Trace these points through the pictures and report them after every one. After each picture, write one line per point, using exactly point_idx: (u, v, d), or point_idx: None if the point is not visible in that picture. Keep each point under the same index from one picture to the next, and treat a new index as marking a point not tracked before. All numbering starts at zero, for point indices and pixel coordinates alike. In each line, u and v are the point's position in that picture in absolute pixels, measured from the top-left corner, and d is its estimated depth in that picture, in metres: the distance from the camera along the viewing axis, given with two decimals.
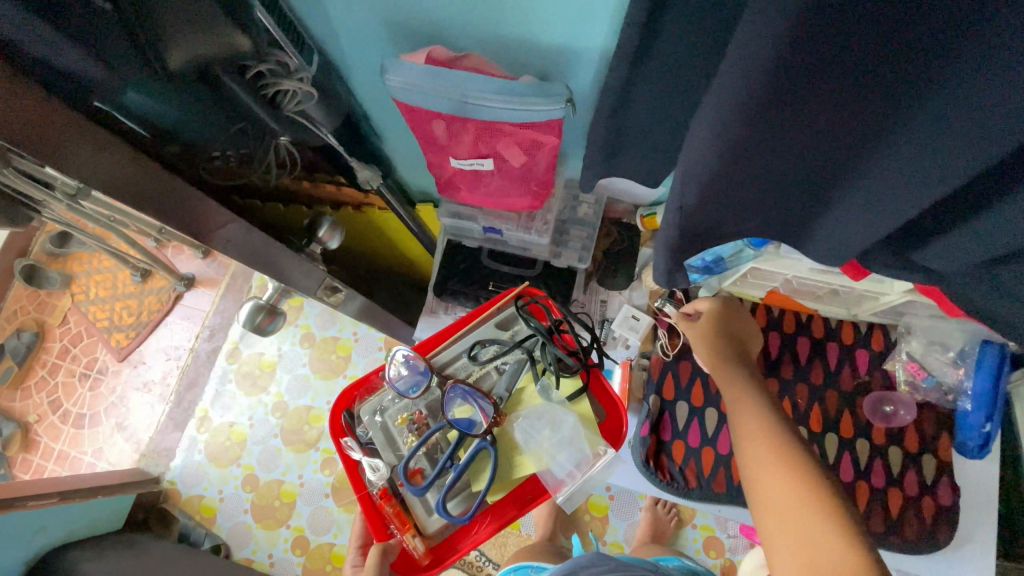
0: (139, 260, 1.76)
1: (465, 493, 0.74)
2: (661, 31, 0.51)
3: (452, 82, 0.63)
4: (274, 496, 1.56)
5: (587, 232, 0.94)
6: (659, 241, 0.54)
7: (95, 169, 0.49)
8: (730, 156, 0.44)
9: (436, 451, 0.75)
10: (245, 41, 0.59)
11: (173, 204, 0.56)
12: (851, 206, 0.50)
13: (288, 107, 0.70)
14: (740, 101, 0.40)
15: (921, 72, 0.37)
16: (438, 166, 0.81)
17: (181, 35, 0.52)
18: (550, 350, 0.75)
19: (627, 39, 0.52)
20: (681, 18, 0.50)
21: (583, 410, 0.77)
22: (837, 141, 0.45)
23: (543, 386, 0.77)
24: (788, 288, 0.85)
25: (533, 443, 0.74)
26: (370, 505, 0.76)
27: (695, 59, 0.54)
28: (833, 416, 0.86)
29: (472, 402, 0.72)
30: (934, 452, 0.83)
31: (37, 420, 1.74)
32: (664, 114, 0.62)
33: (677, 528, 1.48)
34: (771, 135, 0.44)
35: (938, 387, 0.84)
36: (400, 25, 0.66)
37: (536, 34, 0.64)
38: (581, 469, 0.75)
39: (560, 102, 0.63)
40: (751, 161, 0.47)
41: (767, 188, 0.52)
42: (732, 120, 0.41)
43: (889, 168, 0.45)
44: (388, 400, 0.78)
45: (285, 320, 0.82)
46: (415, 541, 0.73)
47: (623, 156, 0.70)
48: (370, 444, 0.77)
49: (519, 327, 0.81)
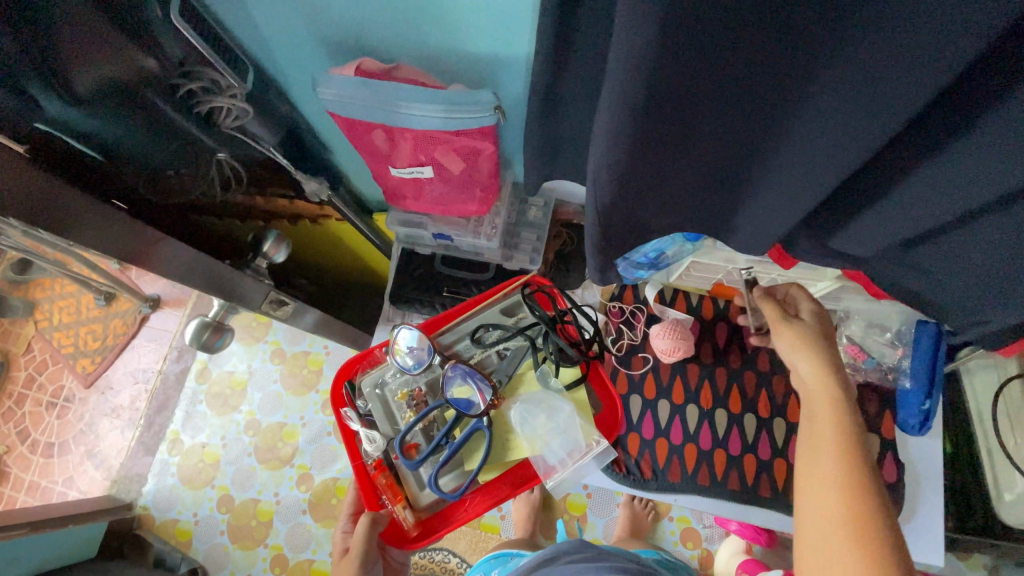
0: (102, 283, 1.73)
1: (459, 470, 0.76)
2: (575, 37, 0.53)
3: (383, 91, 0.64)
4: (251, 515, 1.54)
5: (537, 234, 0.95)
6: (586, 240, 0.56)
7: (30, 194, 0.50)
8: (634, 155, 0.46)
9: (432, 428, 0.77)
10: (155, 62, 0.60)
11: (105, 225, 0.57)
12: (766, 196, 0.53)
13: (224, 123, 0.71)
14: (630, 104, 0.41)
15: (804, 67, 0.40)
16: (382, 175, 0.82)
17: (88, 56, 0.53)
18: (552, 340, 0.77)
19: (544, 44, 0.54)
20: (592, 25, 0.52)
21: (578, 399, 0.81)
22: (737, 132, 0.47)
23: (542, 372, 0.80)
24: (732, 280, 0.88)
25: (528, 428, 0.77)
26: (365, 476, 0.79)
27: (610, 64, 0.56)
28: (780, 401, 0.87)
29: (471, 383, 0.73)
30: (879, 430, 0.87)
31: (4, 452, 1.70)
32: (591, 116, 0.64)
33: (655, 521, 1.50)
34: (670, 131, 0.46)
35: (879, 367, 0.88)
36: (330, 39, 0.68)
37: (465, 45, 0.65)
38: (573, 457, 0.80)
39: (489, 109, 0.65)
40: (657, 157, 0.48)
41: (685, 185, 0.54)
42: (626, 123, 0.42)
43: (793, 161, 0.47)
44: (388, 375, 0.80)
45: (232, 336, 0.82)
46: (405, 512, 0.76)
47: (560, 158, 0.72)
48: (369, 416, 0.79)
49: (524, 313, 0.82)
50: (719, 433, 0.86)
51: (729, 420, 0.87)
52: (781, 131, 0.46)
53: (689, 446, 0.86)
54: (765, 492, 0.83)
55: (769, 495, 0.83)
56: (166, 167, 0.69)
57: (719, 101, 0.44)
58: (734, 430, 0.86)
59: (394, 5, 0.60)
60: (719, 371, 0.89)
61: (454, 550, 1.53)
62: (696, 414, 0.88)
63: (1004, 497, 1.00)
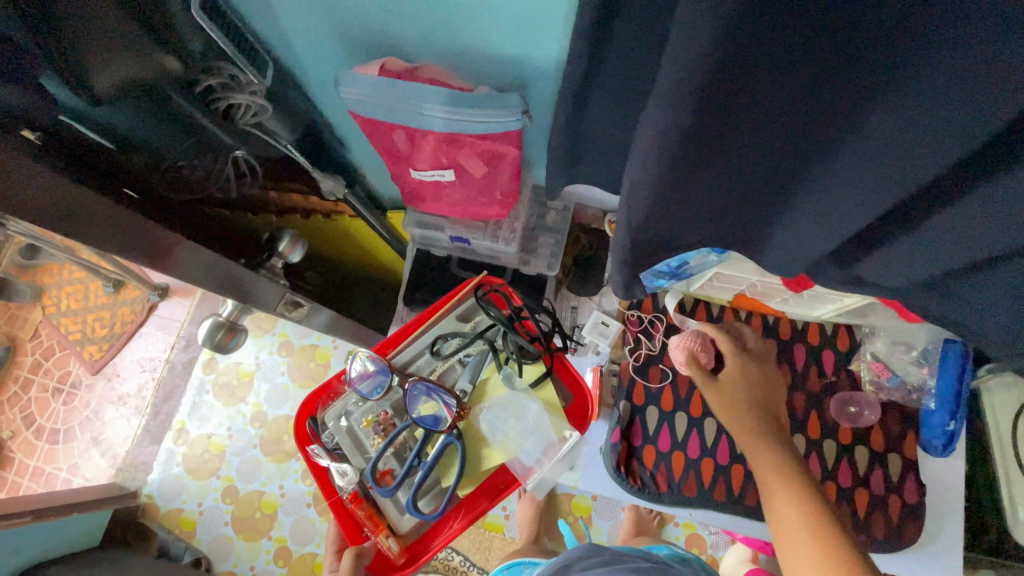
0: (110, 270, 1.72)
1: (435, 490, 0.77)
2: (611, 40, 0.51)
3: (406, 92, 0.62)
4: (255, 507, 1.54)
5: (555, 239, 0.93)
6: (615, 254, 0.54)
7: (49, 197, 0.49)
8: (677, 170, 0.44)
9: (404, 450, 0.77)
10: (175, 60, 0.58)
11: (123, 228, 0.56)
12: (807, 213, 0.50)
13: (243, 120, 0.69)
14: (678, 116, 0.38)
15: (862, 87, 0.37)
16: (401, 177, 0.80)
17: (107, 52, 0.51)
18: (511, 340, 0.77)
19: (578, 46, 0.51)
20: (630, 27, 0.50)
21: (548, 396, 0.80)
22: (785, 151, 0.44)
23: (506, 375, 0.80)
24: (754, 292, 0.86)
25: (499, 434, 0.78)
26: (343, 510, 0.78)
27: (646, 67, 0.53)
28: (800, 416, 0.86)
29: (436, 399, 0.75)
30: (900, 451, 0.84)
31: (10, 437, 1.71)
32: (622, 121, 0.61)
33: (661, 525, 1.50)
34: (720, 147, 0.44)
35: (903, 386, 0.85)
36: (352, 34, 0.65)
37: (492, 46, 0.63)
38: (547, 455, 0.80)
39: (515, 114, 0.63)
40: (701, 173, 0.46)
41: (723, 201, 0.51)
42: (674, 135, 0.39)
43: (830, 187, 0.45)
44: (351, 404, 0.79)
45: (246, 336, 0.81)
46: (389, 541, 0.76)
47: (586, 163, 0.70)
48: (337, 450, 0.78)
49: (480, 318, 0.83)
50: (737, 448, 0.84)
51: None
52: (828, 155, 0.43)
53: (706, 460, 0.84)
54: None
55: None
56: (178, 159, 0.66)
57: (770, 116, 0.41)
58: None
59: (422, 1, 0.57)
60: None
61: (458, 548, 1.52)
62: (714, 428, 0.86)
63: (1021, 521, 0.98)
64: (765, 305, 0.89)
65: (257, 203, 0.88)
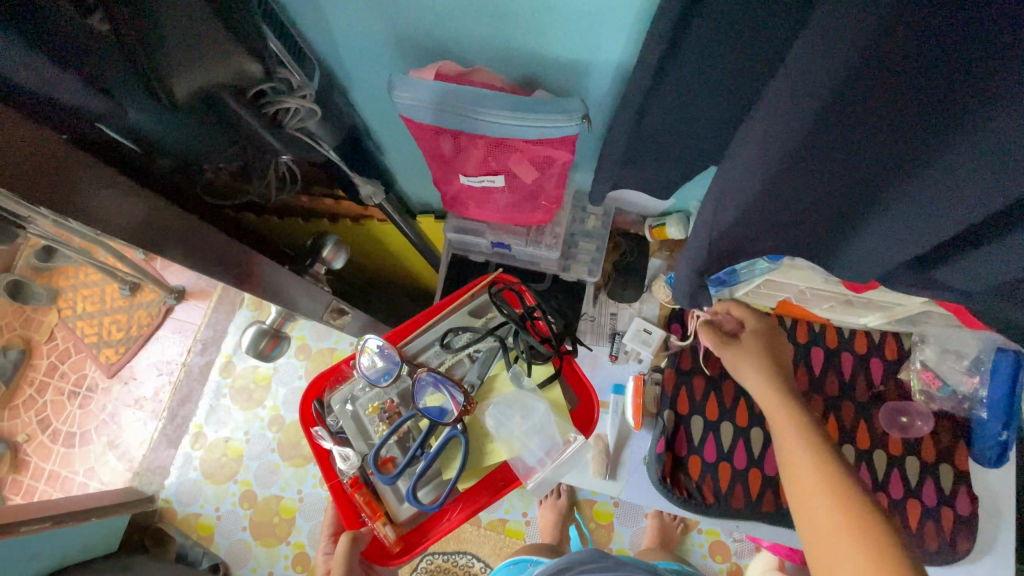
0: (127, 273, 1.71)
1: (436, 481, 0.76)
2: (683, 43, 0.49)
3: (463, 97, 0.61)
4: (273, 512, 1.52)
5: (596, 244, 0.92)
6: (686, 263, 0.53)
7: (121, 214, 0.48)
8: (791, 155, 0.43)
9: (407, 440, 0.77)
10: (258, 67, 0.56)
11: (206, 246, 0.57)
12: (882, 228, 0.49)
13: (289, 124, 0.67)
14: (821, 88, 0.38)
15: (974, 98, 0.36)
16: (445, 182, 0.78)
17: (186, 56, 0.50)
18: (523, 338, 0.76)
19: (650, 49, 0.50)
20: (705, 31, 0.48)
21: (554, 397, 0.79)
22: (881, 154, 0.43)
23: (515, 372, 0.79)
24: (800, 299, 0.84)
25: (503, 431, 0.76)
26: (342, 495, 0.78)
27: (721, 69, 0.51)
28: (849, 428, 0.85)
29: (443, 391, 0.73)
30: (952, 461, 0.84)
31: (26, 440, 1.69)
32: (684, 125, 0.60)
33: (684, 533, 1.47)
34: (823, 144, 0.43)
35: (954, 396, 0.84)
36: (405, 38, 0.64)
37: (550, 50, 0.62)
38: (551, 457, 0.78)
39: (575, 118, 0.61)
40: (790, 175, 0.45)
41: (799, 209, 0.50)
42: (809, 105, 0.39)
43: (912, 200, 0.44)
44: (358, 389, 0.80)
45: (288, 345, 0.79)
46: (386, 529, 0.75)
47: (642, 168, 0.69)
48: (341, 433, 0.79)
49: (492, 314, 0.82)
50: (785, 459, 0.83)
51: None
52: (921, 167, 0.41)
53: (753, 471, 0.83)
54: None
55: None
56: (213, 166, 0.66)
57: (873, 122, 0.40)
58: None
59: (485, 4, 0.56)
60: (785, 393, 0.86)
61: (478, 555, 1.50)
62: (761, 439, 0.84)
63: None
64: (810, 313, 0.89)
65: (287, 207, 0.88)
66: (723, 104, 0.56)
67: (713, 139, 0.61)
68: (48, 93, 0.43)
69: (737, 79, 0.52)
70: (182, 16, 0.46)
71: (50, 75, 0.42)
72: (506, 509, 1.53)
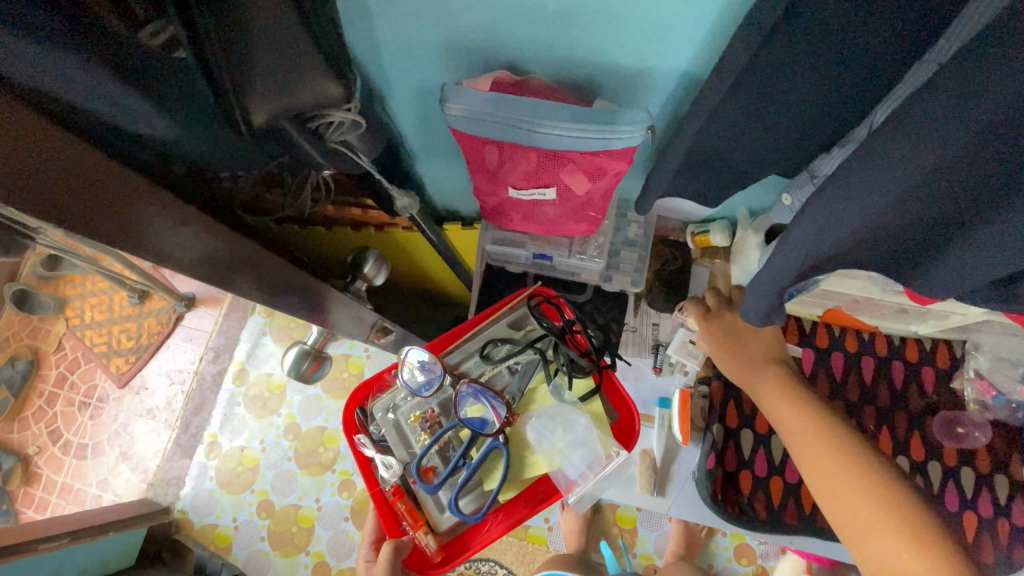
0: (137, 280, 1.58)
1: (477, 491, 0.71)
2: (783, 38, 0.45)
3: (522, 108, 0.58)
4: (292, 521, 1.44)
5: (638, 253, 0.89)
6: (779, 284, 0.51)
7: (179, 245, 0.46)
8: (923, 180, 0.40)
9: (448, 449, 0.71)
10: (340, 90, 0.51)
11: (269, 264, 0.57)
12: (955, 263, 0.46)
13: (331, 137, 0.61)
14: (972, 108, 0.34)
15: None
16: (489, 194, 0.76)
17: (266, 87, 0.45)
18: (563, 350, 0.72)
19: (739, 47, 0.46)
20: (807, 24, 0.43)
21: (595, 410, 0.74)
22: (983, 185, 0.40)
23: (556, 385, 0.75)
24: (851, 305, 0.84)
25: (545, 444, 0.71)
26: (383, 502, 0.74)
27: (821, 64, 0.48)
28: (902, 439, 0.88)
29: (484, 401, 0.68)
30: (1005, 471, 0.85)
31: (36, 452, 1.59)
32: (757, 133, 0.57)
33: (708, 537, 1.34)
34: (956, 172, 0.39)
35: (1007, 405, 0.85)
36: (458, 44, 0.61)
37: (616, 61, 0.59)
38: (593, 470, 0.72)
39: (641, 130, 0.59)
40: (911, 198, 0.42)
41: (898, 232, 0.48)
42: (964, 131, 0.36)
43: (1006, 233, 0.41)
44: (400, 398, 0.74)
45: (331, 365, 0.79)
46: (427, 539, 0.70)
47: (708, 177, 0.67)
48: (383, 441, 0.73)
49: (533, 327, 0.78)
50: None
51: None
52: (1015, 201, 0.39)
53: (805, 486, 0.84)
54: None
55: None
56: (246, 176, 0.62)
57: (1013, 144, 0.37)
58: None
59: (552, 12, 0.53)
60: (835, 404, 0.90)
61: (501, 562, 1.36)
62: None
63: None
64: (860, 320, 0.89)
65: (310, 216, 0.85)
66: (814, 101, 0.53)
67: (790, 140, 0.59)
68: (67, 93, 0.37)
69: (837, 71, 0.49)
70: (270, 32, 0.42)
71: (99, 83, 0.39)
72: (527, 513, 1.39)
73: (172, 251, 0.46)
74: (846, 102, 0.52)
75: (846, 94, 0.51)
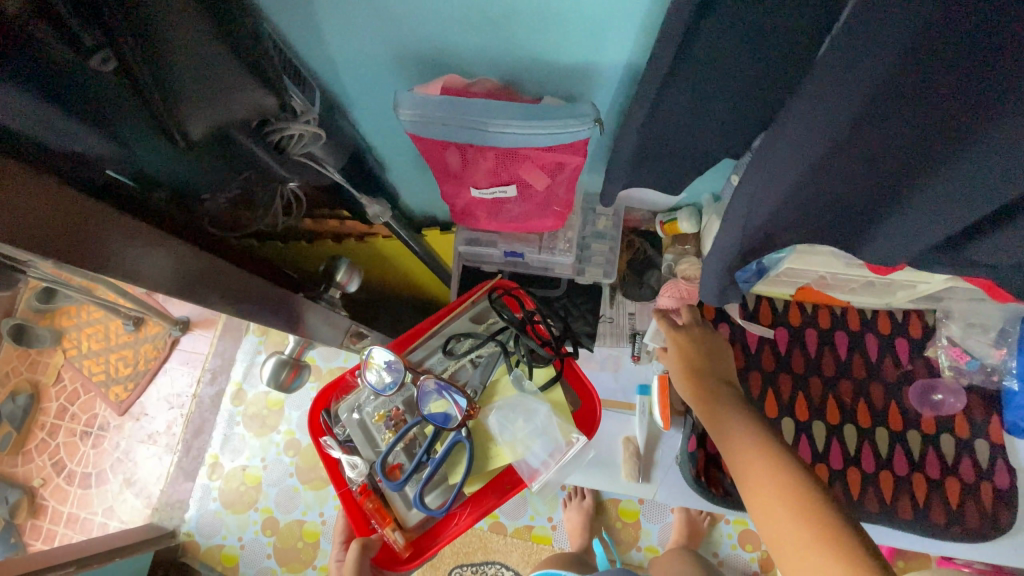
0: (130, 308, 1.59)
1: (443, 486, 0.73)
2: (709, 23, 0.47)
3: (471, 112, 0.60)
4: (297, 537, 1.44)
5: (608, 245, 0.91)
6: (733, 264, 0.53)
7: (144, 264, 0.48)
8: (834, 149, 0.42)
9: (414, 446, 0.73)
10: (274, 99, 0.53)
11: (235, 279, 0.58)
12: (895, 229, 0.48)
13: (294, 150, 0.63)
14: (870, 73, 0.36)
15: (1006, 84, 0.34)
16: (454, 195, 0.77)
17: (198, 95, 0.46)
18: (523, 341, 0.75)
19: (668, 39, 0.48)
20: (729, 10, 0.45)
21: (555, 399, 0.76)
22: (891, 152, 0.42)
23: (516, 376, 0.76)
24: (820, 283, 0.87)
25: (507, 434, 0.73)
26: (351, 502, 0.74)
27: (750, 49, 0.50)
28: (880, 410, 0.90)
29: (447, 396, 0.70)
30: (986, 435, 0.87)
31: (41, 485, 1.59)
32: (703, 119, 0.59)
33: (711, 526, 1.34)
34: (860, 139, 0.41)
35: (982, 368, 0.88)
36: (407, 52, 0.62)
37: (561, 58, 0.61)
38: (555, 458, 0.73)
39: (587, 122, 0.60)
40: (826, 166, 0.44)
41: (840, 208, 0.50)
42: (855, 102, 0.38)
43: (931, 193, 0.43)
44: (364, 398, 0.75)
45: (310, 373, 0.80)
46: (395, 535, 0.71)
47: (666, 166, 0.69)
48: (350, 442, 0.75)
49: (494, 319, 0.80)
50: (820, 446, 0.88)
51: (828, 432, 0.89)
52: (934, 167, 0.42)
53: None
54: (872, 506, 0.85)
55: (876, 507, 0.85)
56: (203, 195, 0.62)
57: (917, 108, 0.39)
58: (836, 443, 0.88)
59: (490, 14, 0.55)
60: (813, 380, 0.92)
61: (507, 564, 1.36)
62: (793, 427, 0.89)
63: None
64: (832, 296, 0.91)
65: (287, 230, 0.86)
66: (749, 86, 0.54)
67: (734, 123, 0.61)
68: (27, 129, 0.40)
69: (769, 57, 0.51)
70: (195, 54, 0.44)
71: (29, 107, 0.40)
72: (530, 514, 1.39)
73: (136, 271, 0.47)
74: (781, 85, 0.54)
75: (777, 79, 0.53)
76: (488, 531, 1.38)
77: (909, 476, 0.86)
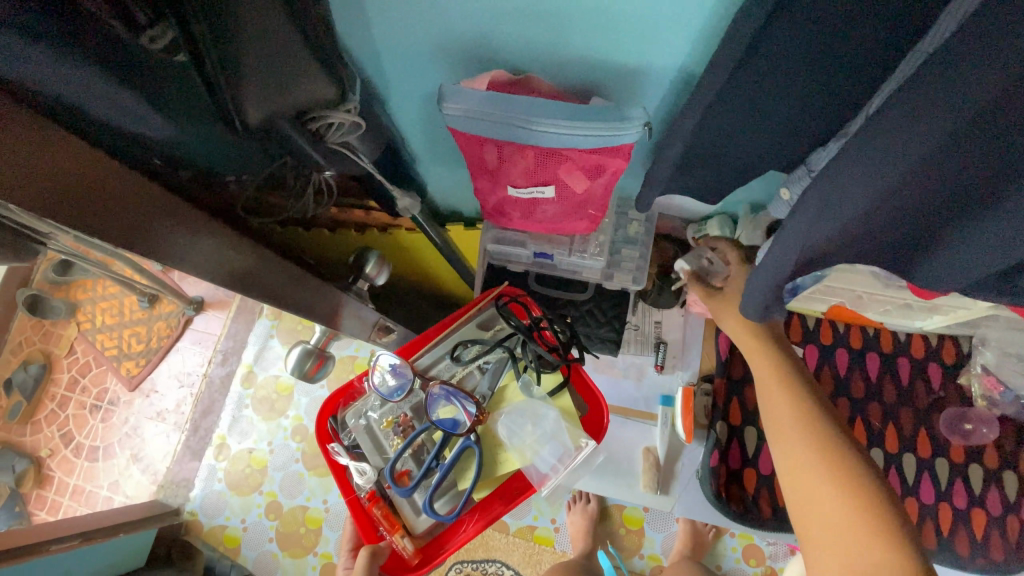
0: (146, 285, 1.59)
1: (453, 491, 0.71)
2: (775, 35, 0.45)
3: (517, 107, 0.58)
4: (299, 522, 1.44)
5: (639, 252, 0.89)
6: (781, 282, 0.51)
7: (189, 246, 0.46)
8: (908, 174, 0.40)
9: (422, 452, 0.72)
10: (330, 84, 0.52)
11: (276, 267, 0.58)
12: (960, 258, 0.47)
13: (332, 139, 0.61)
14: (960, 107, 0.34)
15: None
16: (488, 192, 0.76)
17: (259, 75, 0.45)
18: (531, 348, 0.73)
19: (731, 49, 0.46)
20: (799, 24, 0.44)
21: (564, 405, 0.74)
22: (968, 182, 0.40)
23: (524, 382, 0.74)
24: (853, 302, 0.85)
25: (516, 440, 0.71)
26: (359, 510, 0.73)
27: (816, 62, 0.48)
28: (907, 435, 0.89)
29: (455, 402, 0.69)
30: (1016, 467, 0.85)
31: (48, 455, 1.60)
32: (757, 133, 0.58)
33: (715, 538, 1.32)
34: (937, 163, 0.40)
35: (1016, 400, 0.86)
36: (454, 45, 0.61)
37: (613, 61, 0.60)
38: (564, 463, 0.72)
39: (637, 126, 0.59)
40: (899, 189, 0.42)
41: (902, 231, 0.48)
42: None
43: None
44: (372, 403, 0.75)
45: (334, 364, 0.80)
46: (404, 541, 0.71)
47: (711, 177, 0.68)
48: (357, 448, 0.74)
49: (501, 327, 0.79)
50: None
51: None
52: (999, 199, 0.39)
53: None
54: None
55: None
56: (230, 174, 0.60)
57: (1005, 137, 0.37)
58: None
59: (546, 11, 0.53)
60: (841, 401, 0.91)
61: (508, 563, 1.35)
62: None
63: None
64: (865, 317, 0.89)
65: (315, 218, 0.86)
66: (809, 100, 0.53)
67: (787, 138, 0.59)
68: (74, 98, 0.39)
69: (834, 72, 0.49)
70: (263, 36, 0.43)
71: (77, 77, 0.39)
72: (533, 514, 1.38)
73: (183, 257, 0.46)
74: (839, 102, 0.53)
75: (838, 95, 0.52)
76: (490, 529, 1.37)
77: (933, 504, 0.85)
